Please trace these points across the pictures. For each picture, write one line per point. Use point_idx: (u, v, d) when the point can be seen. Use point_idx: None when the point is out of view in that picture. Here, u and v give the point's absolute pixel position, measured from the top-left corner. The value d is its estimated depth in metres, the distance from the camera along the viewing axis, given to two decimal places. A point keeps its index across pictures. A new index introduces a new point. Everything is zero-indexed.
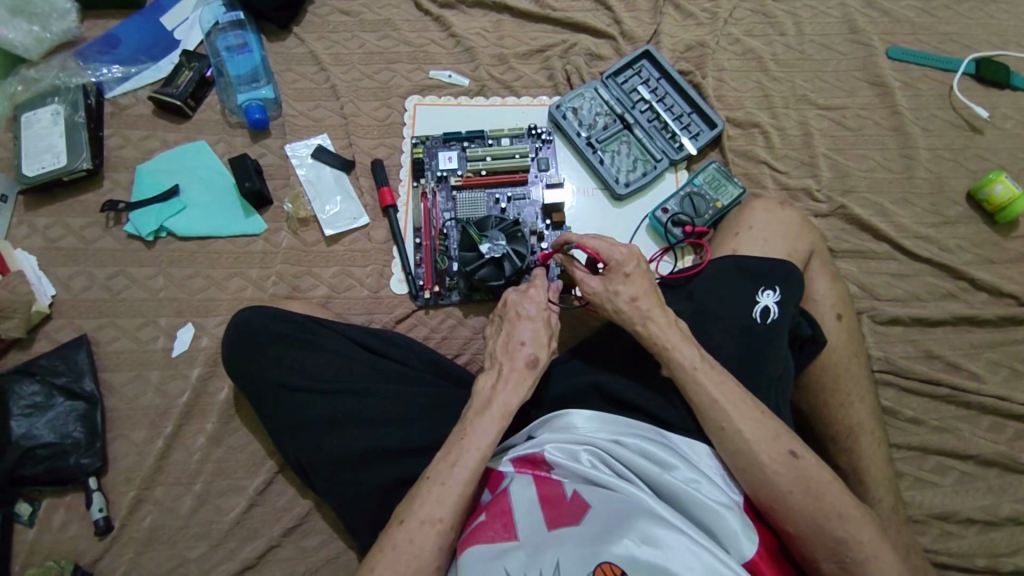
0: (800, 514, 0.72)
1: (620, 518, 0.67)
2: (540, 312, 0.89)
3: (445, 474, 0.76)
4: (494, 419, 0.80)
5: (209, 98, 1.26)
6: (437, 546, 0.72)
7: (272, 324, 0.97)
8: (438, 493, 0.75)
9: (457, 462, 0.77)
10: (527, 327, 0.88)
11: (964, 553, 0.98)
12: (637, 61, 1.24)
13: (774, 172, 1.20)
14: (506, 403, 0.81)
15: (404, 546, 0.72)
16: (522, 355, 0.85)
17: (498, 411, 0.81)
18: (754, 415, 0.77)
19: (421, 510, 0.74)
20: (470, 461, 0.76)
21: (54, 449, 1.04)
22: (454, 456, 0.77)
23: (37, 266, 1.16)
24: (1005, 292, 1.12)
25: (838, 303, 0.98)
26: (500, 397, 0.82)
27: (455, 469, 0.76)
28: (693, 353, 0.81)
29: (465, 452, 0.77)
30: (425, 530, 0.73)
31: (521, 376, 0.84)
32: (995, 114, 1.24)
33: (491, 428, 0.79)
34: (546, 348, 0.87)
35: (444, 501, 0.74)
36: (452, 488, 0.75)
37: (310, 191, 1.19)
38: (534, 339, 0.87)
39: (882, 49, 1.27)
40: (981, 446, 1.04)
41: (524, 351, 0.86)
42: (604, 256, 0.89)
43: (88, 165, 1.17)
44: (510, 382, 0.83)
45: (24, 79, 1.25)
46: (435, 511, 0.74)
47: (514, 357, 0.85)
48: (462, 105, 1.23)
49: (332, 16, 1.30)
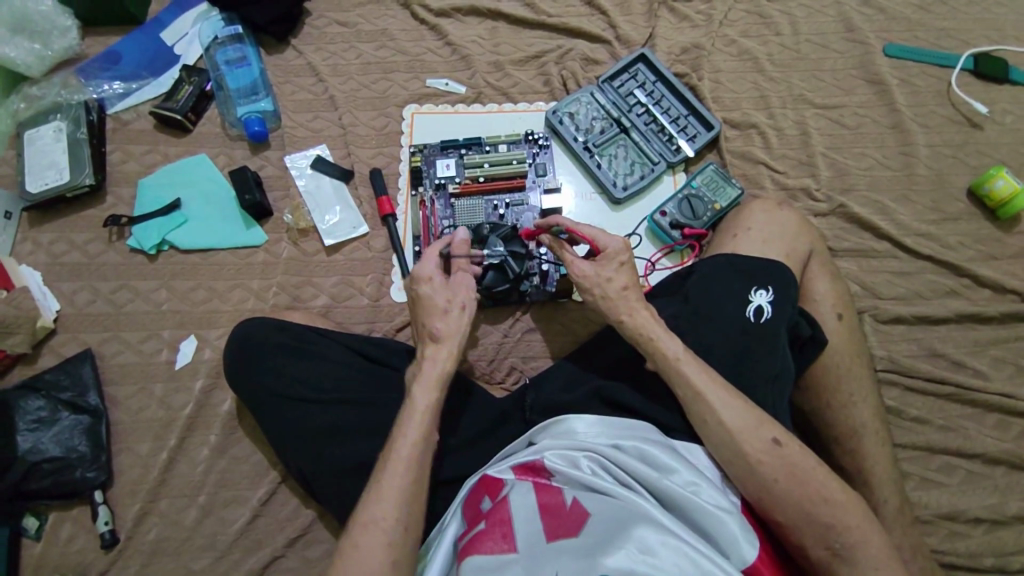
0: (786, 502, 0.72)
1: (620, 526, 0.67)
2: (439, 278, 0.88)
3: (379, 472, 0.77)
4: (414, 405, 0.81)
5: (209, 112, 1.27)
6: (386, 543, 0.72)
7: (273, 334, 0.98)
8: (376, 493, 0.76)
9: (387, 458, 0.78)
10: (428, 303, 0.87)
11: (972, 553, 0.97)
12: (632, 64, 1.24)
13: (772, 172, 1.19)
14: (422, 381, 0.82)
15: (352, 551, 0.72)
16: (428, 333, 0.85)
17: (416, 395, 0.81)
18: (736, 403, 0.77)
19: (362, 513, 0.74)
20: (400, 453, 0.77)
21: (59, 463, 1.05)
22: (384, 453, 0.78)
23: (41, 281, 1.17)
24: (1008, 288, 1.11)
25: (838, 302, 0.97)
26: (417, 385, 0.82)
27: (388, 464, 0.77)
28: (676, 345, 0.81)
29: (395, 447, 0.78)
30: (368, 531, 0.73)
31: (435, 354, 0.84)
32: (995, 109, 1.23)
33: (412, 415, 0.80)
34: (455, 317, 0.86)
35: (383, 498, 0.75)
36: (388, 483, 0.76)
37: (310, 201, 1.20)
38: (438, 311, 0.86)
39: (879, 47, 1.27)
40: (988, 444, 1.02)
41: (430, 324, 0.86)
42: (600, 245, 0.90)
43: (91, 181, 1.18)
44: (425, 363, 0.84)
45: (26, 96, 1.27)
46: (376, 511, 0.74)
47: (423, 334, 0.86)
48: (459, 113, 1.24)
49: (330, 27, 1.31)
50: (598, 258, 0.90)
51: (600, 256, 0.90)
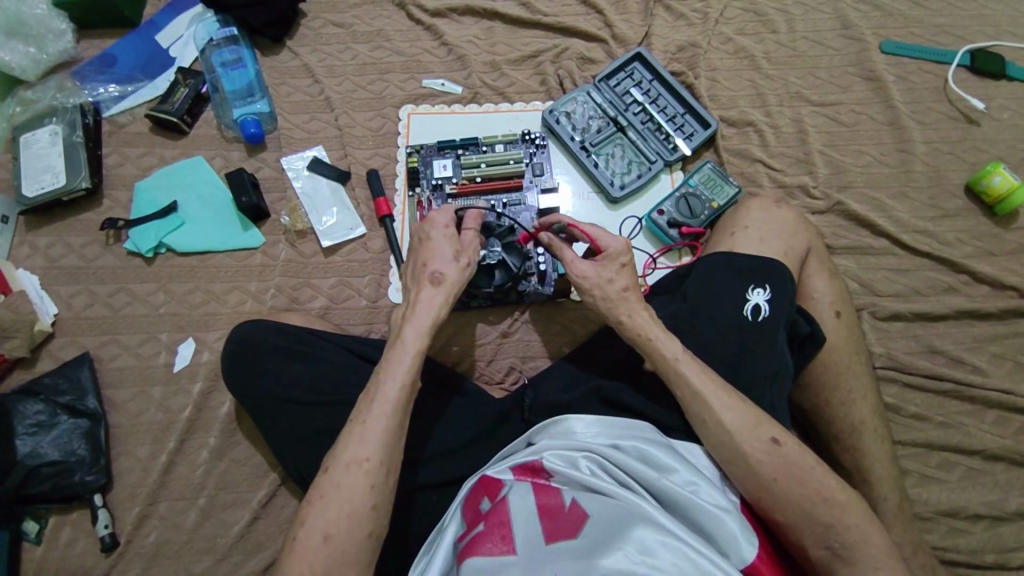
0: (786, 501, 0.72)
1: (619, 526, 0.67)
2: (447, 229, 0.88)
3: (364, 413, 0.77)
4: (408, 347, 0.80)
5: (205, 114, 1.27)
6: (366, 487, 0.73)
7: (272, 336, 0.98)
8: (359, 434, 0.76)
9: (374, 399, 0.77)
10: (433, 248, 0.87)
11: (973, 549, 0.97)
12: (629, 63, 1.24)
13: (770, 170, 1.19)
14: (417, 323, 0.82)
15: (331, 492, 0.73)
16: (427, 275, 0.85)
17: (410, 336, 0.81)
18: (736, 404, 0.77)
19: (345, 454, 0.75)
20: (390, 395, 0.77)
21: (59, 466, 1.04)
22: (372, 392, 0.78)
23: (38, 285, 1.17)
24: (1006, 284, 1.11)
25: (836, 300, 0.97)
26: (410, 328, 0.82)
27: (374, 404, 0.77)
28: (675, 346, 0.81)
29: (382, 389, 0.78)
30: (351, 471, 0.74)
31: (431, 298, 0.83)
32: (992, 105, 1.23)
33: (405, 357, 0.80)
34: (455, 264, 0.86)
35: (368, 442, 0.75)
36: (374, 426, 0.76)
37: (307, 203, 1.20)
38: (440, 257, 0.86)
39: (875, 43, 1.27)
40: (987, 440, 1.02)
41: (429, 268, 0.85)
42: (601, 245, 0.90)
43: (87, 184, 1.18)
44: (420, 306, 0.83)
45: (21, 100, 1.27)
46: (360, 453, 0.74)
47: (421, 276, 0.85)
48: (456, 113, 1.23)
49: (325, 28, 1.31)
50: (599, 258, 0.90)
51: (600, 256, 0.90)
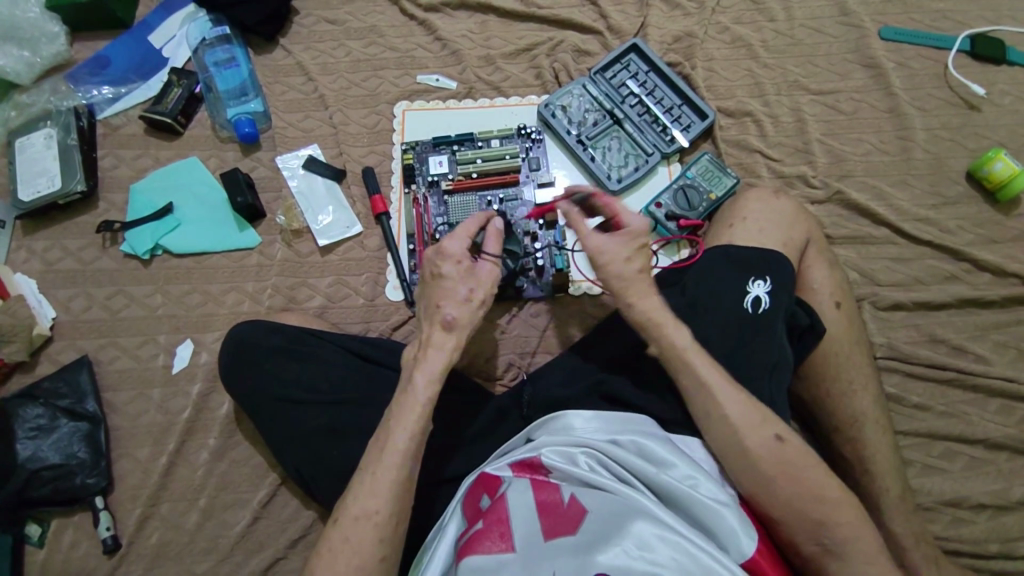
0: (784, 499, 0.71)
1: (616, 522, 0.67)
2: (461, 266, 0.85)
3: (374, 465, 0.76)
4: (416, 397, 0.79)
5: (200, 115, 1.26)
6: (375, 540, 0.73)
7: (270, 337, 0.97)
8: (368, 486, 0.75)
9: (383, 449, 0.77)
10: (445, 287, 0.84)
11: (976, 539, 0.96)
12: (624, 54, 1.23)
13: (768, 161, 1.18)
14: (426, 370, 0.80)
15: (342, 546, 0.72)
16: (438, 317, 0.83)
17: (418, 383, 0.80)
18: (733, 401, 0.76)
19: (354, 507, 0.74)
20: (398, 446, 0.76)
21: (59, 470, 1.05)
22: (381, 444, 0.77)
23: (36, 289, 1.17)
24: (1009, 272, 1.10)
25: (836, 291, 0.96)
26: (418, 374, 0.80)
27: (383, 456, 0.76)
28: (685, 338, 0.81)
29: (391, 439, 0.77)
30: (360, 525, 0.73)
31: (441, 342, 0.82)
32: (992, 90, 1.22)
33: (412, 407, 0.78)
34: (466, 306, 0.84)
35: (376, 493, 0.74)
36: (383, 478, 0.75)
37: (302, 202, 1.19)
38: (452, 297, 0.84)
39: (874, 30, 1.25)
40: (991, 430, 1.01)
41: (440, 311, 0.83)
42: (624, 221, 0.88)
43: (82, 187, 1.18)
44: (429, 349, 0.82)
45: (16, 104, 1.26)
46: (368, 506, 0.74)
47: (432, 320, 0.83)
48: (451, 109, 1.22)
49: (319, 26, 1.30)
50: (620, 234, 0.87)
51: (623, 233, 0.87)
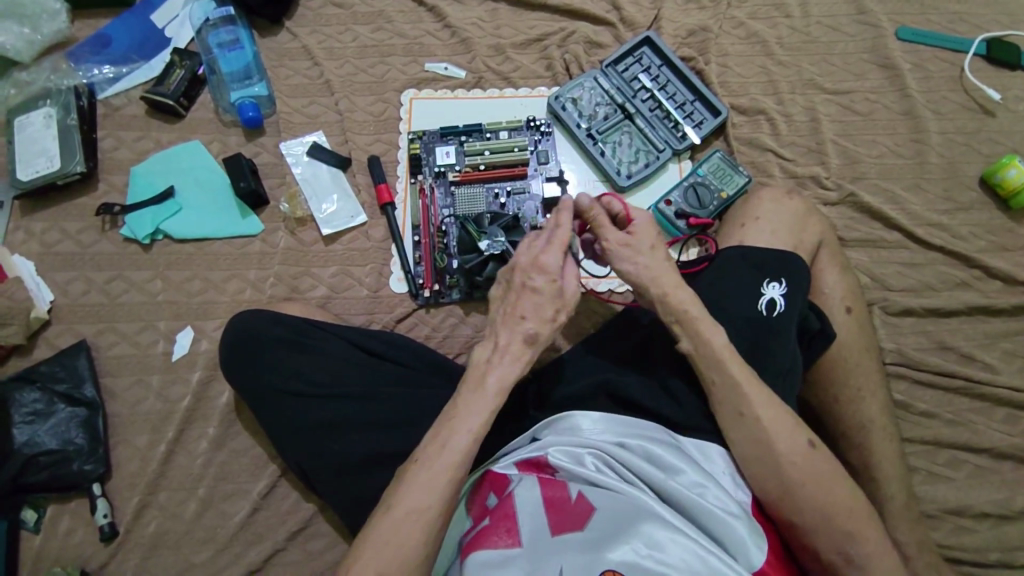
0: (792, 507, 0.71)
1: (624, 525, 0.66)
2: (554, 282, 0.81)
3: (431, 459, 0.73)
4: (489, 400, 0.76)
5: (202, 97, 1.24)
6: (422, 539, 0.70)
7: (272, 327, 0.96)
8: (422, 482, 0.72)
9: (445, 446, 0.74)
10: (533, 300, 0.81)
11: (978, 547, 0.96)
12: (637, 48, 1.21)
13: (780, 160, 1.17)
14: (502, 379, 0.78)
15: (389, 540, 0.69)
16: (521, 331, 0.80)
17: (492, 390, 0.77)
18: (739, 412, 0.76)
19: (404, 501, 0.71)
20: (461, 445, 0.74)
21: (57, 456, 1.03)
22: (441, 440, 0.74)
23: (34, 271, 1.15)
24: (1019, 280, 1.09)
25: (847, 295, 0.95)
26: (491, 380, 0.78)
27: (443, 452, 0.73)
28: (722, 339, 0.79)
29: (455, 438, 0.74)
30: (409, 521, 0.70)
31: (518, 356, 0.79)
32: (1008, 95, 1.20)
33: (483, 409, 0.76)
34: (548, 324, 0.81)
35: (430, 489, 0.71)
36: (441, 474, 0.72)
37: (306, 189, 1.17)
38: (537, 313, 0.80)
39: (891, 30, 1.24)
40: (996, 439, 1.01)
41: (524, 325, 0.80)
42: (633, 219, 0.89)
43: (82, 169, 1.16)
44: (507, 360, 0.79)
45: (16, 82, 1.23)
46: (419, 502, 0.71)
47: (513, 331, 0.80)
48: (459, 99, 1.20)
49: (325, 9, 1.27)
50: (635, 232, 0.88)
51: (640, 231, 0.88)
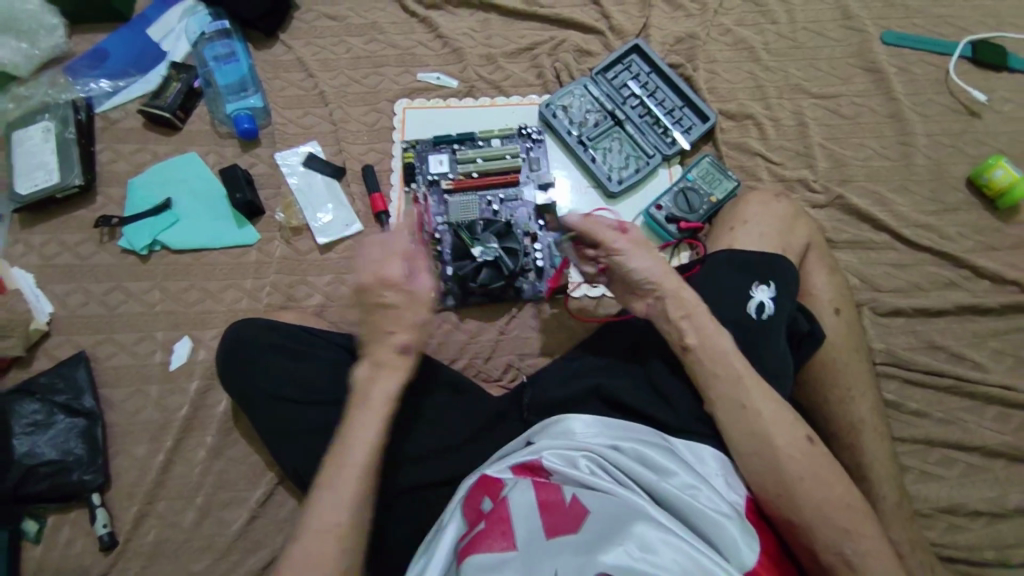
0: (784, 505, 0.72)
1: (617, 525, 0.67)
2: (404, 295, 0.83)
3: (332, 477, 0.77)
4: (376, 411, 0.80)
5: (198, 110, 1.25)
6: (338, 551, 0.73)
7: (269, 335, 0.97)
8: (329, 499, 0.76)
9: (344, 461, 0.77)
10: (391, 316, 0.82)
11: (971, 545, 0.97)
12: (626, 55, 1.22)
13: (769, 164, 1.18)
14: (388, 391, 0.81)
15: (306, 559, 0.72)
16: (393, 344, 0.82)
17: (380, 402, 0.81)
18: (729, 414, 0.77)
19: (317, 520, 0.74)
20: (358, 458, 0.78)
21: (56, 466, 1.04)
22: (339, 456, 0.78)
23: (34, 284, 1.16)
24: (1007, 279, 1.10)
25: (835, 297, 0.96)
26: (372, 390, 0.81)
27: (343, 468, 0.77)
28: (728, 342, 0.81)
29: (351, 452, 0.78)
30: (323, 537, 0.73)
31: (395, 368, 0.83)
32: (994, 97, 1.22)
33: (373, 420, 0.80)
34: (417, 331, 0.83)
35: (337, 505, 0.75)
36: (343, 488, 0.76)
37: (301, 199, 1.19)
38: (400, 325, 0.83)
39: (877, 34, 1.25)
40: (986, 437, 1.02)
41: (395, 338, 0.82)
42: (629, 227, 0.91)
43: (80, 181, 1.17)
44: (384, 372, 0.82)
45: (14, 97, 1.25)
46: (331, 518, 0.75)
47: (385, 346, 0.82)
48: (451, 108, 1.22)
49: (319, 21, 1.29)
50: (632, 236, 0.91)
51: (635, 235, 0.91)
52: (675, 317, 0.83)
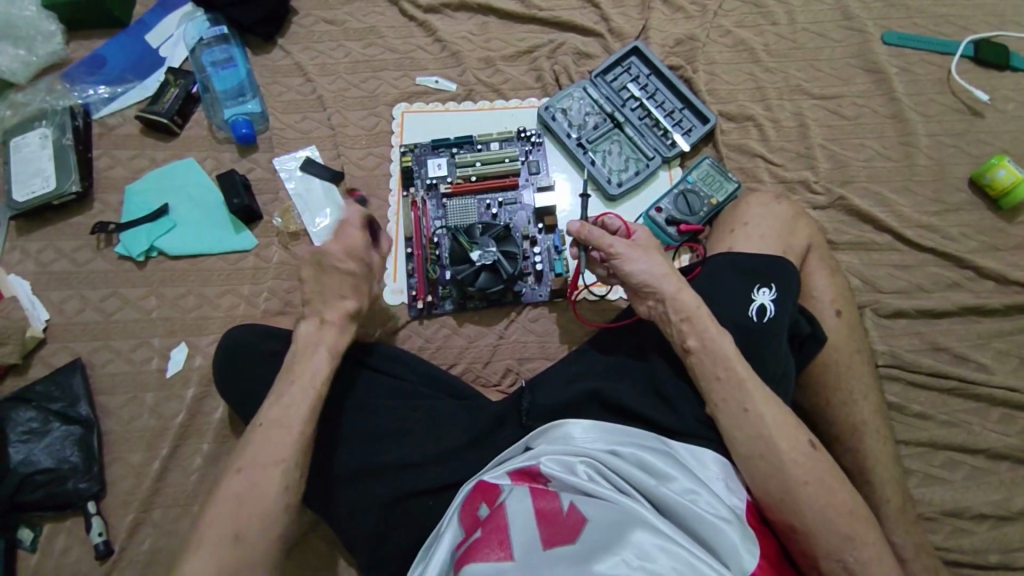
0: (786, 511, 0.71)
1: (617, 532, 0.66)
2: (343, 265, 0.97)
3: (262, 445, 0.81)
4: (313, 381, 0.86)
5: (196, 115, 1.25)
6: (261, 526, 0.76)
7: (263, 341, 0.96)
8: (257, 465, 0.80)
9: (277, 427, 0.82)
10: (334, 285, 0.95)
11: (977, 549, 0.95)
12: (626, 57, 1.22)
13: (769, 165, 1.17)
14: (331, 347, 0.90)
15: (226, 528, 0.75)
16: (340, 309, 0.93)
17: (319, 363, 0.88)
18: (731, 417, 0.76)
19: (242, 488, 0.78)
20: (291, 426, 0.83)
21: (51, 474, 1.03)
22: (270, 422, 0.83)
23: (30, 291, 1.15)
24: (1011, 280, 1.09)
25: (837, 298, 0.95)
26: (316, 353, 0.89)
27: (274, 437, 0.82)
28: (730, 344, 0.80)
29: (284, 420, 0.83)
30: (247, 505, 0.77)
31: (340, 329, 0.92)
32: (996, 96, 1.21)
33: (309, 390, 0.85)
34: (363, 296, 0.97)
35: (259, 473, 0.79)
36: (271, 458, 0.80)
37: (299, 204, 1.18)
38: (338, 297, 0.94)
39: (877, 35, 1.25)
40: (992, 439, 1.01)
41: (344, 303, 0.94)
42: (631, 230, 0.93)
43: (77, 188, 1.17)
44: (327, 331, 0.91)
45: (12, 103, 1.25)
46: (254, 488, 0.78)
47: (334, 309, 0.93)
48: (450, 111, 1.21)
49: (318, 26, 1.29)
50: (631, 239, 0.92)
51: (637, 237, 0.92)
52: (674, 320, 0.82)
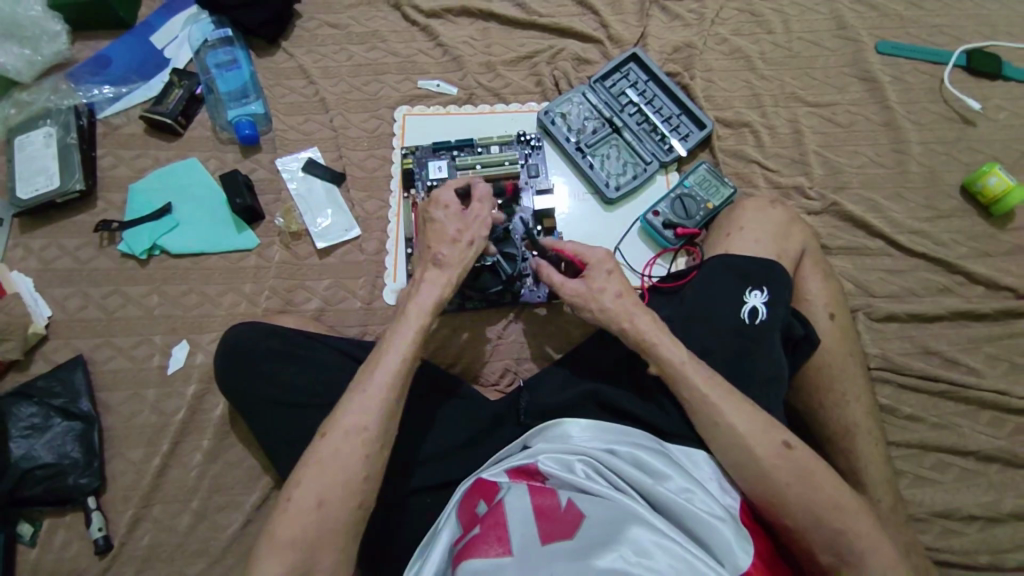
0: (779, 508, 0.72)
1: (613, 529, 0.67)
2: (450, 209, 0.91)
3: (345, 417, 0.78)
4: (402, 345, 0.83)
5: (200, 116, 1.26)
6: (325, 508, 0.74)
7: (266, 340, 0.97)
8: (341, 439, 0.77)
9: (365, 391, 0.79)
10: (437, 229, 0.90)
11: (966, 549, 0.97)
12: (624, 63, 1.24)
13: (765, 171, 1.19)
14: (423, 301, 0.86)
15: (304, 511, 0.73)
16: (431, 257, 0.89)
17: (410, 323, 0.84)
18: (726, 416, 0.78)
19: (321, 469, 0.75)
20: (378, 392, 0.79)
21: (52, 469, 1.04)
22: (358, 390, 0.80)
23: (33, 288, 1.16)
24: (1002, 285, 1.11)
25: (831, 302, 0.97)
26: (408, 316, 0.85)
27: (362, 407, 0.78)
28: None
29: (369, 387, 0.80)
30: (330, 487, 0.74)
31: (435, 278, 0.88)
32: (987, 105, 1.23)
33: (397, 355, 0.82)
34: (465, 246, 0.90)
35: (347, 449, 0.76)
36: (357, 430, 0.77)
37: (301, 204, 1.20)
38: (444, 238, 0.90)
39: (871, 44, 1.27)
40: (982, 441, 1.02)
41: (438, 249, 0.89)
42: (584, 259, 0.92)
43: (81, 186, 1.18)
44: (424, 285, 0.87)
45: (16, 102, 1.26)
46: (341, 466, 0.75)
47: (426, 259, 0.90)
48: (451, 114, 1.23)
49: (321, 29, 1.31)
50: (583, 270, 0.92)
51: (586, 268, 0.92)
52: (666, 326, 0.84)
